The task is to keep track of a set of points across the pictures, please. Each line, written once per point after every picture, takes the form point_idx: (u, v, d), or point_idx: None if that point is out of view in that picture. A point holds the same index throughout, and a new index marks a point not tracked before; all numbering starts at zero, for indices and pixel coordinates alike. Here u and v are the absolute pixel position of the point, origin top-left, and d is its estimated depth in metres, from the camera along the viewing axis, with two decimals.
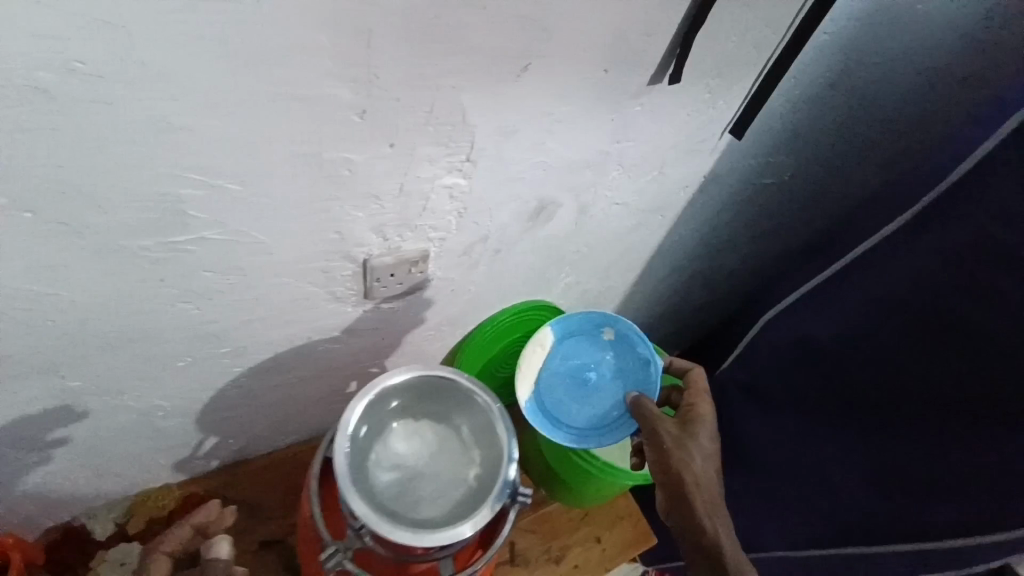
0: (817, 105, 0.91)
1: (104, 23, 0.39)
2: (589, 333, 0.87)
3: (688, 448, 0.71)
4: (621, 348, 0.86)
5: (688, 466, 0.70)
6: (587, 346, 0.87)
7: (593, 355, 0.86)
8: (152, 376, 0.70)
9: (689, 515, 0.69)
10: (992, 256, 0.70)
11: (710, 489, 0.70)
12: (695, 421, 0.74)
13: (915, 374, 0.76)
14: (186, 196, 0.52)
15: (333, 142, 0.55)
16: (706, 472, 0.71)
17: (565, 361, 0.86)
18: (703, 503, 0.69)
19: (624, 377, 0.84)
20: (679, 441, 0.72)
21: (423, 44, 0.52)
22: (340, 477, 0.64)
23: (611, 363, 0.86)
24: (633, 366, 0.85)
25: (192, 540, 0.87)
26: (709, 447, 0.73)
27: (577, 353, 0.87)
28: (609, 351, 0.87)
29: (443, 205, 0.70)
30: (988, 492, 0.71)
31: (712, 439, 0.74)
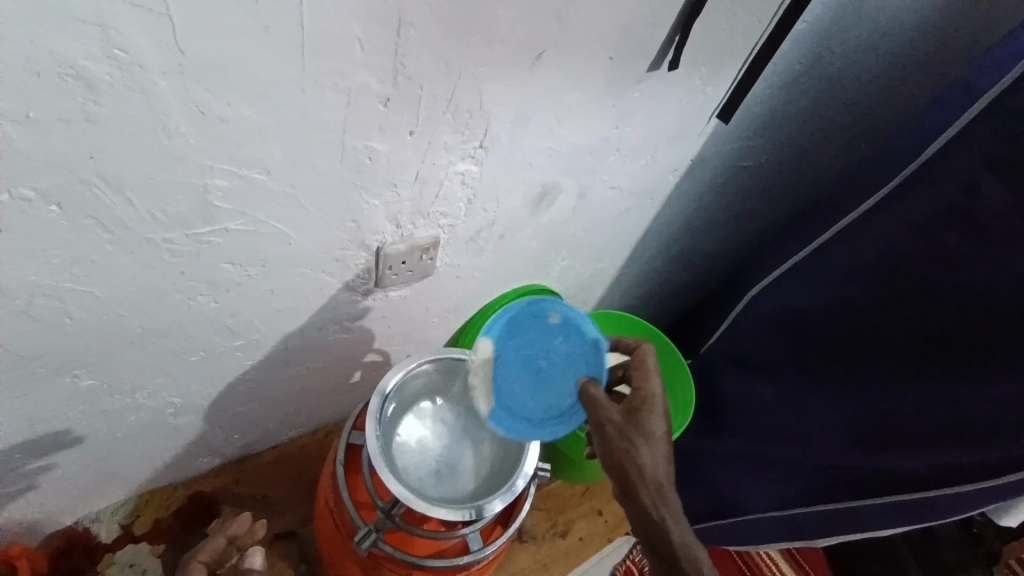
0: (794, 90, 0.96)
1: (149, 11, 0.42)
2: (533, 321, 0.70)
3: (632, 439, 0.62)
4: (573, 332, 0.70)
5: (633, 459, 0.61)
6: (532, 335, 0.70)
7: (541, 345, 0.69)
8: (169, 370, 0.71)
9: (638, 512, 0.63)
10: (959, 219, 0.75)
11: (659, 482, 0.62)
12: (642, 409, 0.64)
13: (894, 331, 0.81)
14: (218, 186, 0.55)
15: (360, 130, 0.58)
16: (656, 468, 0.62)
17: (510, 358, 0.69)
18: (654, 500, 0.62)
19: (578, 364, 0.69)
20: (624, 434, 0.62)
21: (452, 35, 0.55)
22: (373, 457, 0.68)
23: (563, 351, 0.69)
24: (588, 351, 0.69)
25: (226, 551, 0.84)
26: (660, 437, 0.63)
27: (522, 346, 0.69)
28: (559, 338, 0.70)
29: (454, 191, 0.71)
30: (965, 442, 0.74)
31: (661, 427, 0.63)
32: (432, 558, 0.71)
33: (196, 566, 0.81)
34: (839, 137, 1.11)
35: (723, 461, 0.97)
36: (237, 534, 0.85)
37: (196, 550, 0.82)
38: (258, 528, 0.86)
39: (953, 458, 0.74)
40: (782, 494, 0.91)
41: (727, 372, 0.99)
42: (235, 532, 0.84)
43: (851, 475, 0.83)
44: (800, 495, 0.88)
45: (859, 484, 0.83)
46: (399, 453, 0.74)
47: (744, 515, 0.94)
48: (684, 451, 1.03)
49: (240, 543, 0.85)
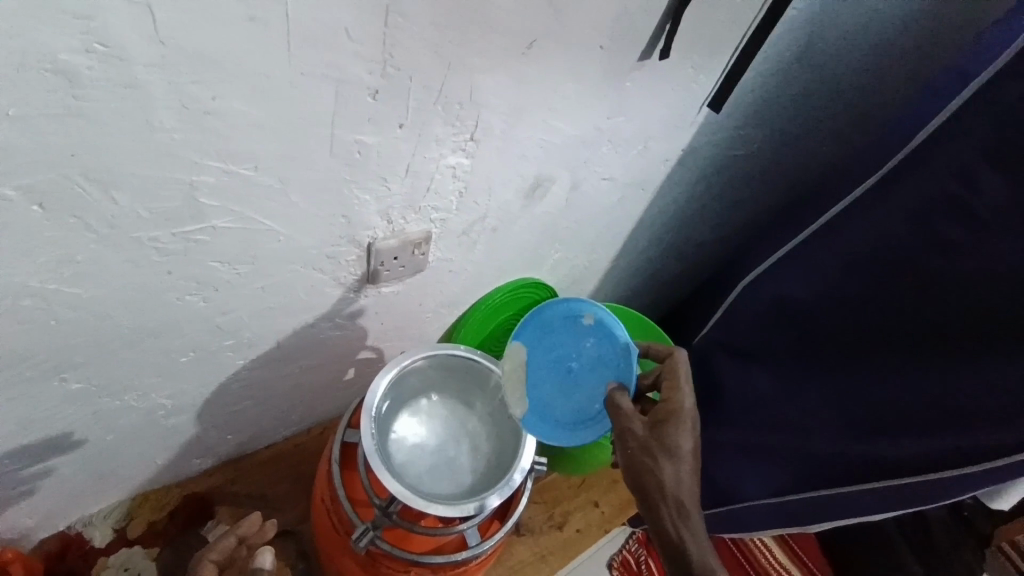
0: (785, 78, 0.95)
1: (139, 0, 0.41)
2: (566, 322, 0.72)
3: (653, 454, 0.61)
4: (603, 335, 0.71)
5: (653, 474, 0.61)
6: (564, 337, 0.72)
7: (572, 346, 0.71)
8: (160, 371, 0.70)
9: (657, 528, 0.62)
10: (949, 205, 0.76)
11: (680, 501, 0.61)
12: (668, 422, 0.62)
13: (886, 317, 0.81)
14: (205, 182, 0.54)
15: (349, 123, 0.57)
16: (678, 485, 0.61)
17: (541, 359, 0.72)
18: (674, 518, 0.61)
19: (608, 368, 0.69)
20: (646, 447, 0.61)
21: (444, 24, 0.54)
22: (369, 454, 0.68)
23: (593, 354, 0.71)
24: (616, 355, 0.69)
25: (236, 550, 0.83)
26: (684, 455, 0.61)
27: (554, 347, 0.72)
28: (590, 340, 0.71)
29: (446, 185, 0.71)
30: (958, 426, 0.74)
31: (688, 444, 0.62)
32: (430, 554, 0.71)
33: (207, 565, 0.79)
34: (830, 125, 1.11)
35: (717, 450, 0.98)
36: (247, 534, 0.84)
37: (206, 549, 0.81)
38: (268, 529, 0.86)
39: (945, 442, 0.75)
40: (777, 481, 0.92)
41: (721, 362, 0.99)
42: (247, 531, 0.84)
43: (845, 461, 0.84)
44: (795, 482, 0.89)
45: (852, 470, 0.83)
46: (395, 450, 0.74)
47: (739, 502, 0.95)
48: None
49: (249, 541, 0.85)
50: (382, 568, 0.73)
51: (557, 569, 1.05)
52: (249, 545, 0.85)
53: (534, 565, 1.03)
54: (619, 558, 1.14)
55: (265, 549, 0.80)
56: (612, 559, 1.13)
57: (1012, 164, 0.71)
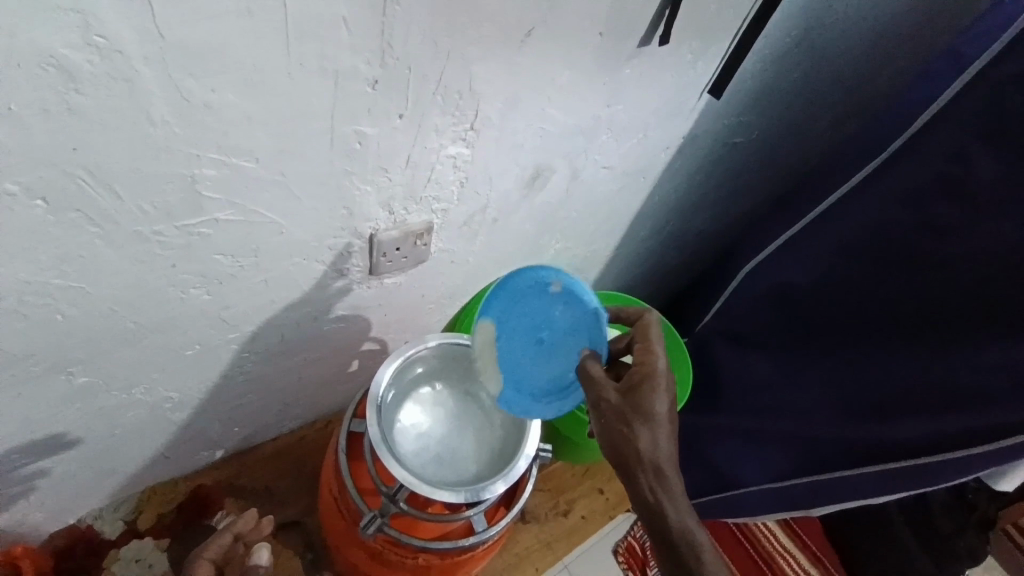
0: (784, 63, 0.95)
1: None
2: (533, 292, 0.69)
3: (629, 422, 0.59)
4: (573, 301, 0.68)
5: (630, 443, 0.59)
6: (532, 305, 0.70)
7: (541, 316, 0.69)
8: (165, 365, 0.71)
9: (636, 494, 0.62)
10: (949, 187, 0.76)
11: (657, 466, 0.60)
12: (642, 388, 0.60)
13: (888, 299, 0.81)
14: (206, 176, 0.54)
15: (349, 114, 0.57)
16: (656, 451, 0.60)
17: (510, 329, 0.70)
18: (651, 483, 0.61)
19: (580, 335, 0.68)
20: (622, 415, 0.60)
21: (442, 13, 0.54)
22: (375, 441, 0.68)
23: (565, 321, 0.69)
24: (588, 323, 0.67)
25: (232, 547, 0.83)
26: (660, 420, 0.60)
27: (523, 316, 0.70)
28: (559, 307, 0.69)
29: (446, 175, 0.71)
30: (960, 407, 0.75)
31: (664, 408, 0.60)
32: (436, 541, 0.72)
33: (205, 563, 0.79)
34: (830, 109, 1.11)
35: (719, 434, 0.99)
36: (243, 530, 0.84)
37: (202, 548, 0.80)
38: (264, 524, 0.86)
39: (947, 422, 0.75)
40: (779, 465, 0.92)
41: (723, 348, 1.00)
42: (243, 528, 0.84)
43: (847, 443, 0.84)
44: (798, 466, 0.90)
45: (854, 452, 0.84)
46: (400, 437, 0.75)
47: (742, 487, 0.96)
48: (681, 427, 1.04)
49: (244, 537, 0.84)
50: (390, 556, 0.74)
51: (563, 556, 1.06)
52: (246, 541, 0.85)
53: (540, 551, 1.05)
54: (624, 545, 1.11)
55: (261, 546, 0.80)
56: (617, 545, 1.11)
57: (1012, 146, 0.71)
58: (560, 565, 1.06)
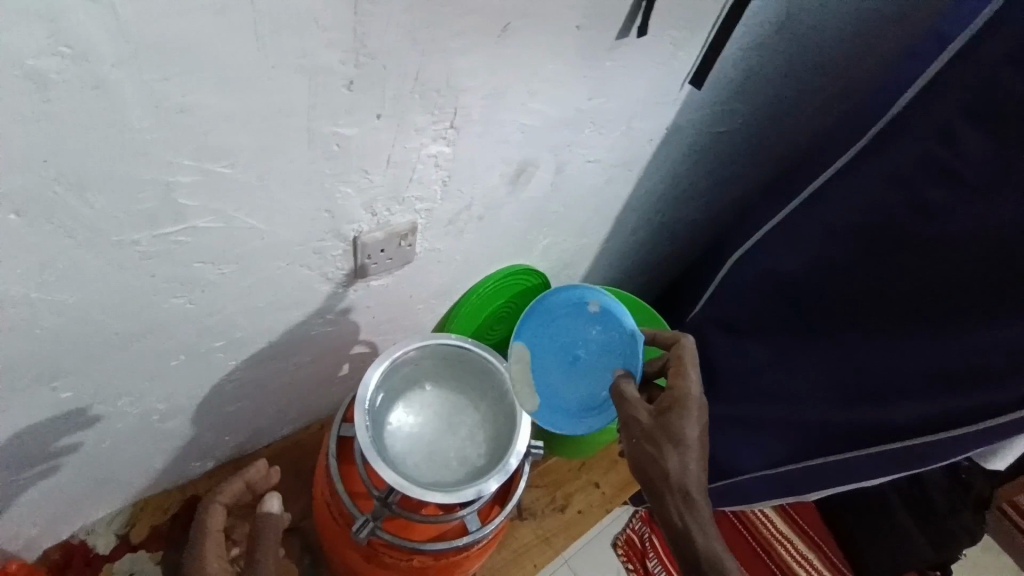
0: (765, 50, 0.95)
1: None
2: (569, 310, 0.72)
3: (659, 444, 0.62)
4: (608, 322, 0.71)
5: (659, 463, 0.62)
6: (567, 323, 0.72)
7: (577, 334, 0.71)
8: (152, 374, 0.70)
9: (662, 513, 0.64)
10: (932, 171, 0.76)
11: (684, 487, 0.62)
12: (674, 411, 0.62)
13: (875, 283, 0.82)
14: (181, 182, 0.53)
15: (327, 114, 0.56)
16: (685, 474, 0.62)
17: (546, 347, 0.72)
18: (678, 503, 0.63)
19: (615, 355, 0.69)
20: (652, 437, 0.62)
21: (416, 8, 0.53)
22: (365, 445, 0.68)
23: (599, 339, 0.71)
24: (622, 342, 0.69)
25: (242, 492, 0.85)
26: (691, 443, 0.62)
27: (559, 335, 0.72)
28: (594, 327, 0.71)
29: (430, 173, 0.70)
30: (950, 387, 0.75)
31: (695, 432, 0.62)
32: (432, 542, 0.72)
33: (219, 508, 0.81)
34: (813, 96, 1.11)
35: (711, 424, 0.99)
36: (253, 479, 0.85)
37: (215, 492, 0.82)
38: (273, 475, 0.88)
39: (937, 403, 0.76)
40: (773, 452, 0.93)
41: (714, 338, 1.00)
42: (254, 477, 0.85)
43: (841, 428, 0.85)
44: (792, 453, 0.90)
45: (850, 437, 0.84)
46: (391, 439, 0.74)
47: (736, 475, 0.96)
48: None
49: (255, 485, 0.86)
50: (386, 558, 0.73)
51: (562, 550, 1.06)
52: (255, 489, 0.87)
53: (538, 547, 1.05)
54: (623, 537, 1.14)
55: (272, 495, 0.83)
56: (616, 538, 1.14)
57: (994, 126, 0.71)
58: (560, 558, 1.06)
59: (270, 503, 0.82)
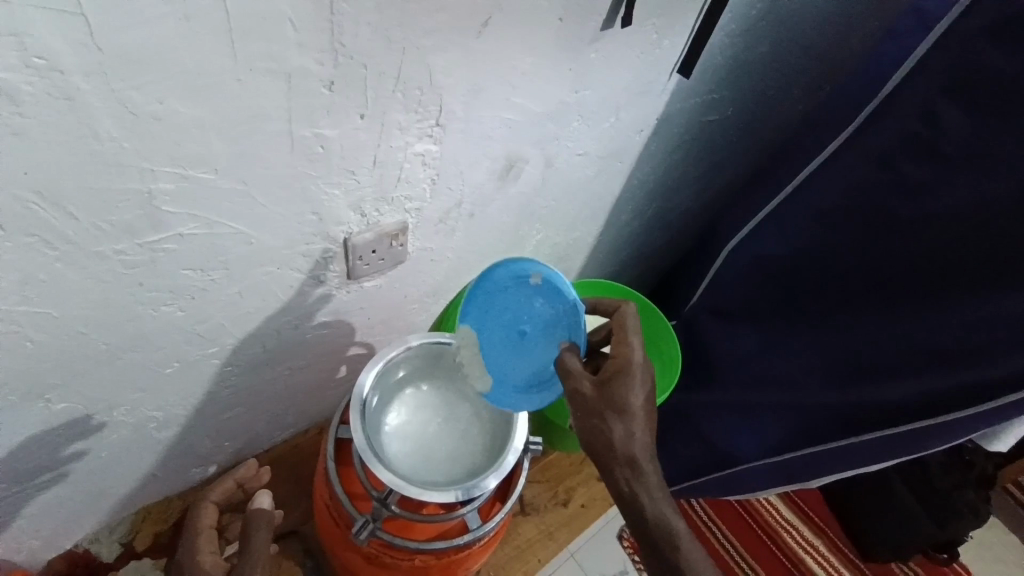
0: (751, 37, 0.94)
1: (65, 12, 0.39)
2: (514, 285, 0.71)
3: (603, 414, 0.60)
4: (552, 294, 0.69)
5: (603, 434, 0.60)
6: (512, 298, 0.71)
7: (522, 309, 0.71)
8: (145, 384, 0.70)
9: (611, 484, 0.63)
10: (920, 150, 0.76)
11: (631, 455, 0.61)
12: (617, 380, 0.61)
13: (870, 265, 0.81)
14: (162, 190, 0.53)
15: (306, 115, 0.56)
16: (630, 441, 0.61)
17: (492, 324, 0.72)
18: (625, 473, 0.62)
19: (559, 327, 0.68)
20: (596, 409, 0.61)
21: (393, 7, 0.53)
22: (359, 445, 0.68)
23: (544, 313, 0.70)
24: (565, 314, 0.68)
25: (234, 493, 0.87)
26: (634, 409, 0.60)
27: (506, 310, 0.71)
28: (539, 300, 0.70)
29: (416, 173, 0.70)
30: (946, 364, 0.75)
31: (639, 399, 0.61)
32: (433, 541, 0.72)
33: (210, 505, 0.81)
34: (804, 80, 1.10)
35: (710, 413, 0.99)
36: (244, 479, 0.88)
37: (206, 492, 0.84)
38: (263, 475, 0.90)
39: (935, 381, 0.76)
40: (771, 439, 0.92)
41: (710, 327, 1.00)
42: (243, 476, 0.87)
43: (839, 412, 0.84)
44: (791, 439, 0.90)
45: (849, 422, 0.84)
46: (387, 440, 0.74)
47: (736, 466, 0.96)
48: (673, 407, 1.04)
49: (247, 485, 0.88)
50: (387, 559, 0.73)
51: (566, 544, 1.07)
52: (246, 490, 0.89)
53: (542, 542, 1.05)
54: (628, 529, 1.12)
55: (263, 492, 0.79)
56: (622, 531, 1.11)
57: (981, 104, 0.71)
58: (567, 552, 1.07)
59: (261, 499, 0.78)
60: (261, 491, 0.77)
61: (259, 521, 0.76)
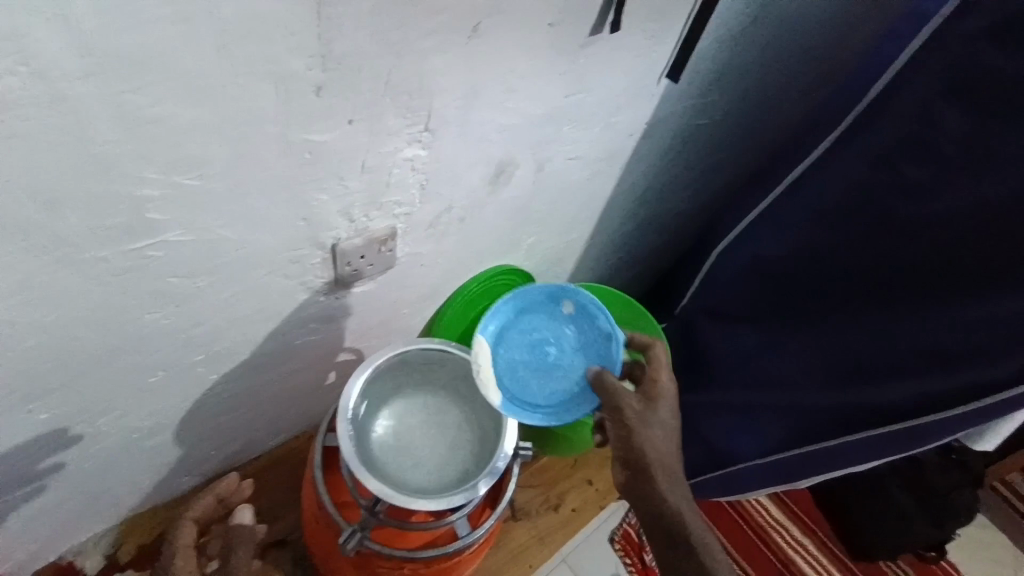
0: (740, 42, 0.95)
1: (62, 16, 0.40)
2: (546, 310, 0.77)
3: (648, 426, 0.65)
4: (584, 322, 0.76)
5: (648, 444, 0.65)
6: (544, 321, 0.77)
7: (552, 332, 0.76)
8: (131, 391, 0.69)
9: (651, 498, 0.65)
10: (912, 153, 0.77)
11: (669, 467, 0.66)
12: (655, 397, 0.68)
13: (862, 266, 0.82)
14: (150, 196, 0.53)
15: (296, 119, 0.55)
16: (669, 453, 0.66)
17: (518, 340, 0.76)
18: (665, 484, 0.65)
19: (588, 353, 0.74)
20: (641, 420, 0.66)
21: (385, 12, 0.53)
22: (347, 455, 0.67)
23: (573, 338, 0.76)
24: (595, 341, 0.74)
25: (214, 509, 0.84)
26: (670, 424, 0.67)
27: (535, 330, 0.77)
28: (570, 326, 0.77)
29: (406, 178, 0.70)
30: (934, 365, 0.76)
31: (672, 416, 0.68)
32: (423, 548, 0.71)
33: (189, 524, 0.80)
34: (793, 85, 1.11)
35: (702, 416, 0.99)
36: (224, 493, 0.84)
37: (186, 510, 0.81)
38: (243, 486, 0.87)
39: (926, 380, 0.77)
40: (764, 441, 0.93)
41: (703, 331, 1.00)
42: (225, 490, 0.84)
43: (831, 413, 0.85)
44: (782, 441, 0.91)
45: (839, 422, 0.85)
46: (375, 448, 0.73)
47: (730, 467, 0.97)
48: None
49: (227, 500, 0.85)
50: (376, 567, 0.73)
51: (558, 549, 1.06)
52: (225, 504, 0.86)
53: (534, 547, 1.05)
54: (620, 533, 1.09)
55: (244, 508, 0.85)
56: (613, 534, 1.08)
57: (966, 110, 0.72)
58: (557, 558, 1.05)
59: (243, 515, 0.84)
60: (244, 511, 0.82)
61: (241, 537, 0.82)
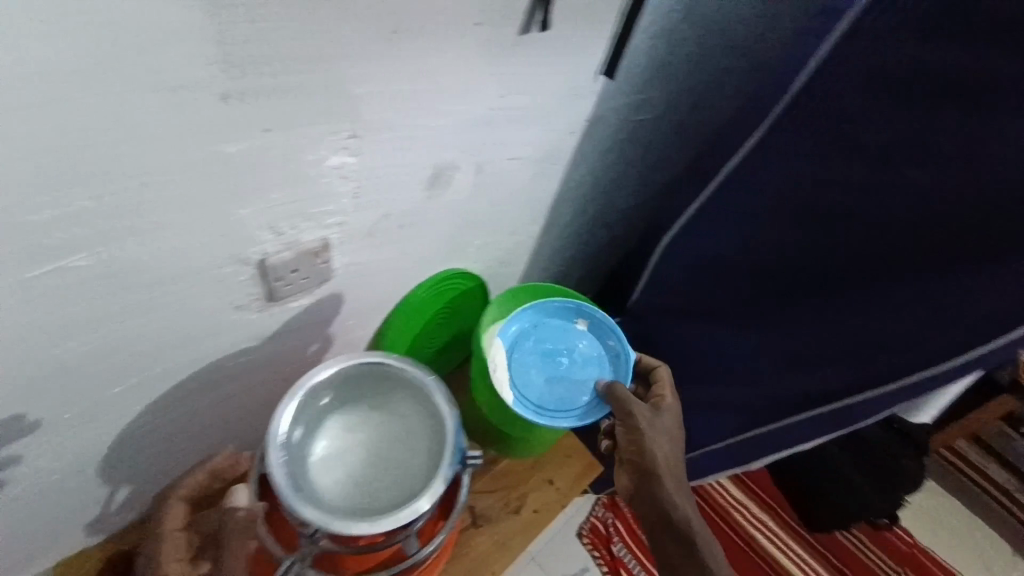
0: (672, 38, 0.96)
1: None
2: (561, 324, 0.91)
3: (656, 429, 0.79)
4: (596, 339, 0.90)
5: (656, 445, 0.78)
6: (561, 333, 0.90)
7: (567, 343, 0.89)
8: (40, 430, 0.64)
9: (661, 495, 0.76)
10: (836, 144, 0.76)
11: (674, 469, 0.78)
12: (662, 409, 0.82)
13: (797, 258, 0.83)
14: (31, 223, 0.49)
15: (202, 131, 0.52)
16: (674, 456, 0.78)
17: (536, 347, 0.88)
18: (672, 483, 0.77)
19: (598, 366, 0.88)
20: (650, 425, 0.79)
21: (290, 14, 0.50)
22: (279, 485, 0.64)
23: (586, 352, 0.89)
24: (605, 357, 0.89)
25: (209, 484, 0.81)
26: (674, 431, 0.81)
27: (551, 340, 0.89)
28: (585, 341, 0.90)
29: (336, 186, 0.67)
30: (868, 348, 0.79)
31: (675, 426, 0.82)
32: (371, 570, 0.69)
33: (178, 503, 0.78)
34: None
35: None
36: (219, 468, 0.81)
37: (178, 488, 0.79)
38: (244, 461, 0.83)
39: (862, 363, 0.80)
40: None
41: None
42: (219, 466, 0.81)
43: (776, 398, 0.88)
44: None
45: None
46: (316, 472, 0.71)
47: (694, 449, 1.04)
48: None
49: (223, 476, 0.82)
50: None
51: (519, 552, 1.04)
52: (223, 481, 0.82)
53: (495, 552, 1.02)
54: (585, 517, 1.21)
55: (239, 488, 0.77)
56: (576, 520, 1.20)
57: None
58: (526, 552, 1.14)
59: (237, 494, 0.76)
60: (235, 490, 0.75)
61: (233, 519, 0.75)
